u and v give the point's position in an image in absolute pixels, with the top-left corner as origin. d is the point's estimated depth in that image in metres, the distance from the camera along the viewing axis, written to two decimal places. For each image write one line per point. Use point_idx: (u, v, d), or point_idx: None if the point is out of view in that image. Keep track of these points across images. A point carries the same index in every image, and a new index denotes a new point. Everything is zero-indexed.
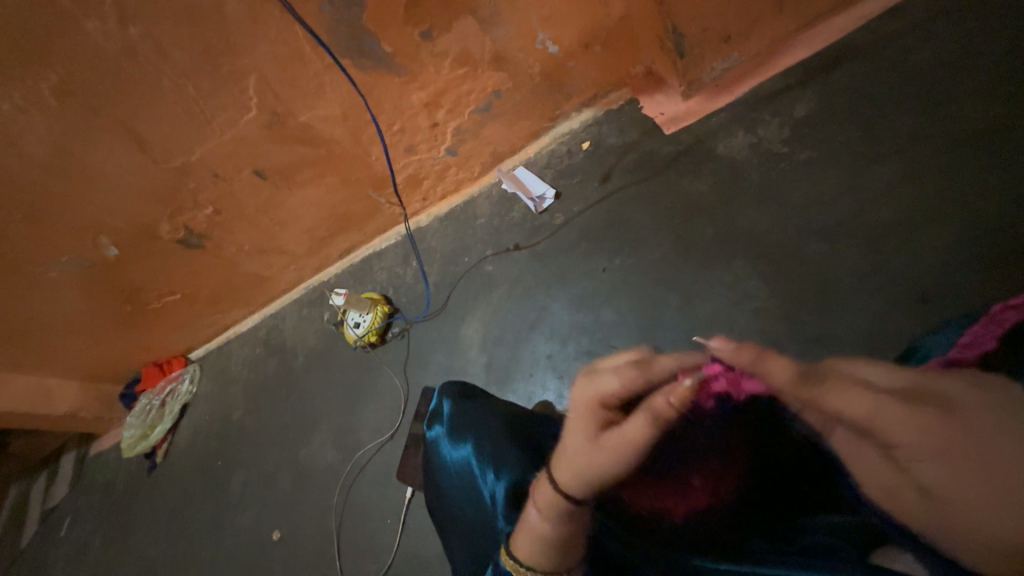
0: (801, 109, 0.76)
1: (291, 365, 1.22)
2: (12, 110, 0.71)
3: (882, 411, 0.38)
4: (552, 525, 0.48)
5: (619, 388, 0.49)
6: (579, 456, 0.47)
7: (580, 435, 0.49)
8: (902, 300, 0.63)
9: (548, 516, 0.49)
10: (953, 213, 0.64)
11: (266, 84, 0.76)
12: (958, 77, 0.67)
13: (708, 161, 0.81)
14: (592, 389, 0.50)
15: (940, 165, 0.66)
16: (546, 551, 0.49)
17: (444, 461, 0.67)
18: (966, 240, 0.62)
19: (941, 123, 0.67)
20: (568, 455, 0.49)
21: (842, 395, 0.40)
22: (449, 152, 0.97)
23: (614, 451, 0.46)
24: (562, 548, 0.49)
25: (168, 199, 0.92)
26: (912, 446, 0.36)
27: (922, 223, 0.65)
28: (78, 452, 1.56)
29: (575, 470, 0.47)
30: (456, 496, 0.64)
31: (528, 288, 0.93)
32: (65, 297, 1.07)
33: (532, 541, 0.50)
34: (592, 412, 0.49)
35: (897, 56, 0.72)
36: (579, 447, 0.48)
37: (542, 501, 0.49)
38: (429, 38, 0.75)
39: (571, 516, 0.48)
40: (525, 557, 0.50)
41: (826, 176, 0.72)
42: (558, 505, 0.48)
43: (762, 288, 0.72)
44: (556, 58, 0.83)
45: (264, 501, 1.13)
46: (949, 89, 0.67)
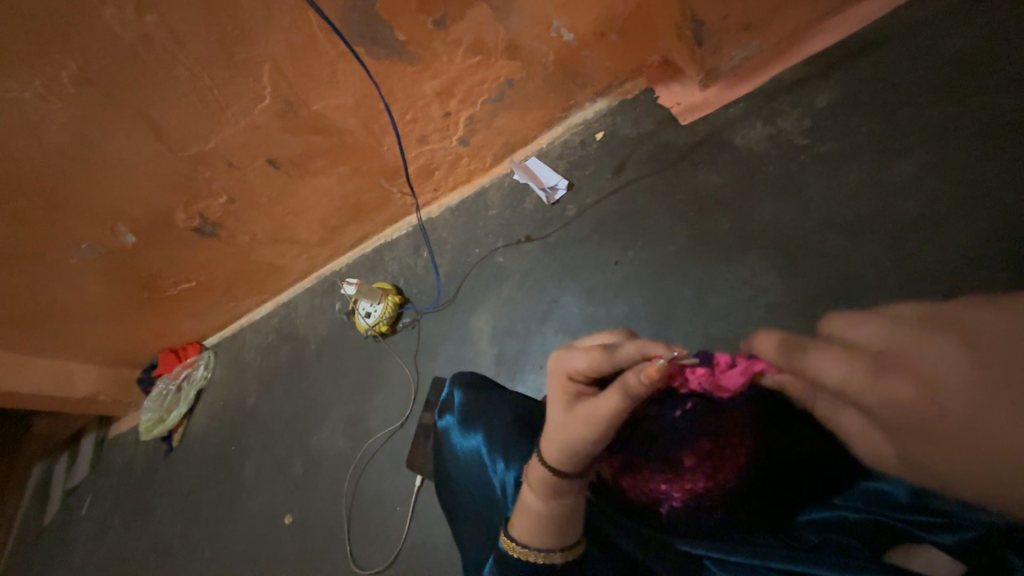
0: (824, 99, 0.74)
1: (304, 353, 1.24)
2: (33, 98, 0.71)
3: (852, 373, 0.44)
4: (543, 502, 0.50)
5: (588, 365, 0.47)
6: (558, 431, 0.48)
7: (558, 413, 0.49)
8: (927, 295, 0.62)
9: (537, 492, 0.50)
10: (983, 207, 0.61)
11: (280, 73, 0.76)
12: (993, 64, 0.64)
13: (725, 153, 0.80)
14: (564, 367, 0.50)
15: (969, 156, 0.63)
16: (540, 528, 0.50)
17: (453, 450, 0.67)
18: (997, 235, 0.60)
19: (971, 115, 0.64)
20: (550, 432, 0.50)
21: (823, 362, 0.47)
22: (462, 142, 0.96)
23: (587, 425, 0.46)
24: (556, 527, 0.50)
25: (184, 188, 0.93)
26: (885, 412, 0.41)
27: (946, 217, 0.63)
28: (97, 434, 1.61)
29: (556, 445, 0.48)
30: (466, 486, 0.65)
31: (540, 280, 0.93)
32: (84, 284, 1.10)
33: (528, 520, 0.51)
34: (566, 388, 0.49)
35: (927, 44, 0.69)
36: (558, 424, 0.49)
37: (533, 477, 0.51)
38: (442, 26, 0.74)
39: (561, 491, 0.49)
40: (521, 534, 0.51)
41: (847, 168, 0.70)
42: (546, 480, 0.49)
43: (779, 283, 0.71)
44: (572, 47, 0.81)
45: (276, 485, 1.16)
46: (980, 79, 0.65)
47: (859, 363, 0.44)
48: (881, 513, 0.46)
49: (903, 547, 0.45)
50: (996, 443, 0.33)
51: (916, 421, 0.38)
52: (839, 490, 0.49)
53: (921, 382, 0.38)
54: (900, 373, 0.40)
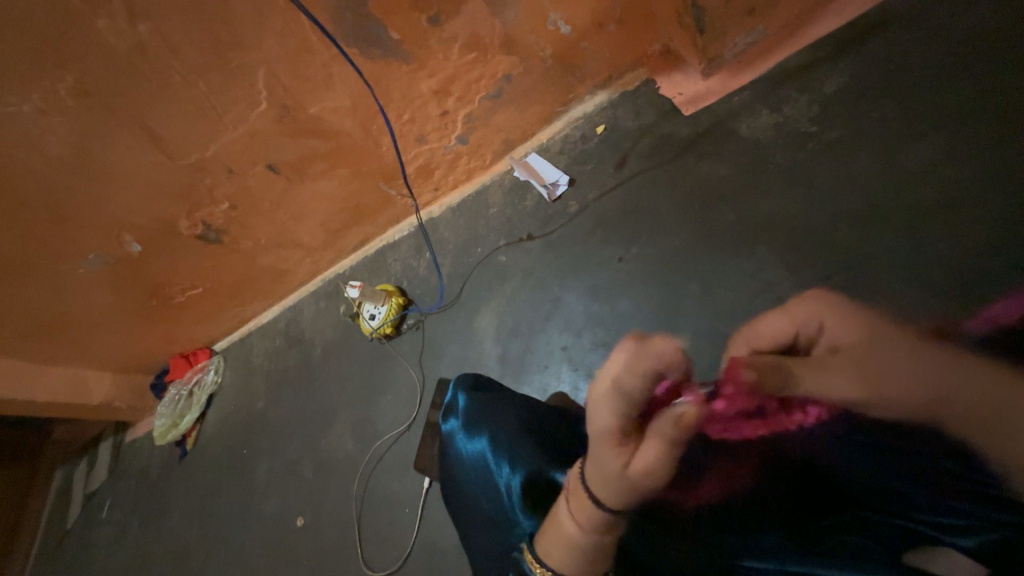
0: (832, 83, 0.72)
1: (310, 357, 1.24)
2: (33, 112, 0.71)
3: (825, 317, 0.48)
4: (588, 538, 0.48)
5: (619, 418, 0.42)
6: (615, 493, 0.45)
7: (608, 474, 0.44)
8: (938, 285, 0.60)
9: (581, 529, 0.48)
10: (1001, 192, 0.59)
11: (275, 77, 0.75)
12: (1011, 42, 0.62)
13: (729, 143, 0.78)
14: (600, 425, 0.43)
15: (986, 140, 0.61)
16: (581, 559, 0.49)
17: (459, 455, 0.67)
18: (1013, 219, 0.57)
19: (987, 96, 0.62)
20: (599, 492, 0.45)
21: (786, 315, 0.49)
22: (460, 141, 0.95)
23: (647, 480, 0.43)
24: (597, 557, 0.49)
25: (185, 195, 0.93)
26: (857, 347, 0.46)
27: (959, 205, 0.61)
28: (114, 439, 1.64)
29: (614, 505, 0.45)
30: (472, 490, 0.64)
31: (543, 278, 0.92)
32: (93, 293, 1.11)
33: (566, 550, 0.49)
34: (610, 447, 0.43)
35: (941, 22, 0.66)
36: (612, 485, 0.44)
37: (580, 521, 0.47)
38: (437, 24, 0.73)
39: (609, 529, 0.47)
40: (559, 566, 0.49)
41: (857, 154, 0.68)
42: (597, 520, 0.46)
43: (787, 276, 0.69)
44: (569, 38, 0.79)
45: (287, 488, 1.17)
46: (995, 58, 0.62)
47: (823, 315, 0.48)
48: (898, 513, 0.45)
49: (925, 551, 0.45)
50: (930, 355, 0.44)
51: (892, 348, 0.45)
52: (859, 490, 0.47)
53: (869, 324, 0.47)
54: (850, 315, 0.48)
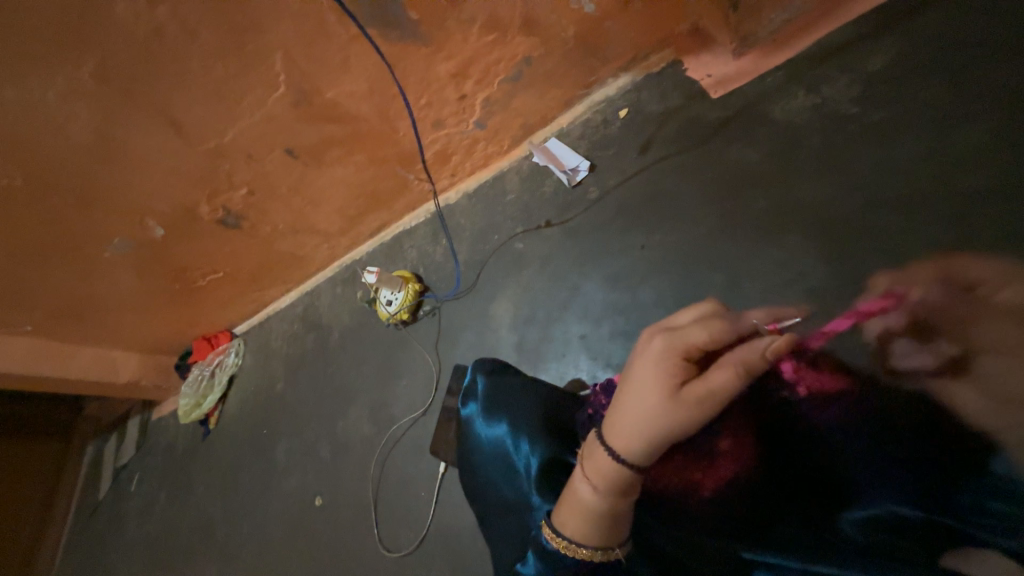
0: (874, 63, 0.68)
1: (328, 341, 1.26)
2: (57, 97, 0.72)
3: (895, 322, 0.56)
4: (604, 499, 0.50)
5: (707, 336, 0.48)
6: (657, 418, 0.48)
7: (659, 394, 0.48)
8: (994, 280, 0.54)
9: (597, 488, 0.50)
10: None
11: (293, 61, 0.74)
12: None
13: (760, 127, 0.75)
14: (677, 340, 0.49)
15: None
16: (596, 527, 0.50)
17: (477, 439, 0.67)
18: None
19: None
20: (639, 419, 0.49)
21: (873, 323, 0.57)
22: (478, 126, 0.93)
23: (701, 403, 0.47)
24: (612, 524, 0.50)
25: (206, 180, 0.94)
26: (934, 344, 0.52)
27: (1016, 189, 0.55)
28: (141, 417, 1.70)
29: (645, 436, 0.48)
30: (489, 475, 0.65)
31: (561, 266, 0.91)
32: (119, 276, 1.13)
33: (582, 516, 0.51)
34: (673, 365, 0.49)
35: None
36: (659, 408, 0.48)
37: (598, 477, 0.50)
38: (457, 3, 0.70)
39: (626, 489, 0.50)
40: (575, 532, 0.51)
41: (902, 137, 0.64)
42: (614, 472, 0.49)
43: (820, 266, 0.65)
44: (593, 18, 0.76)
45: (306, 468, 1.20)
46: None
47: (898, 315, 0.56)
48: (932, 513, 0.47)
49: (957, 554, 0.45)
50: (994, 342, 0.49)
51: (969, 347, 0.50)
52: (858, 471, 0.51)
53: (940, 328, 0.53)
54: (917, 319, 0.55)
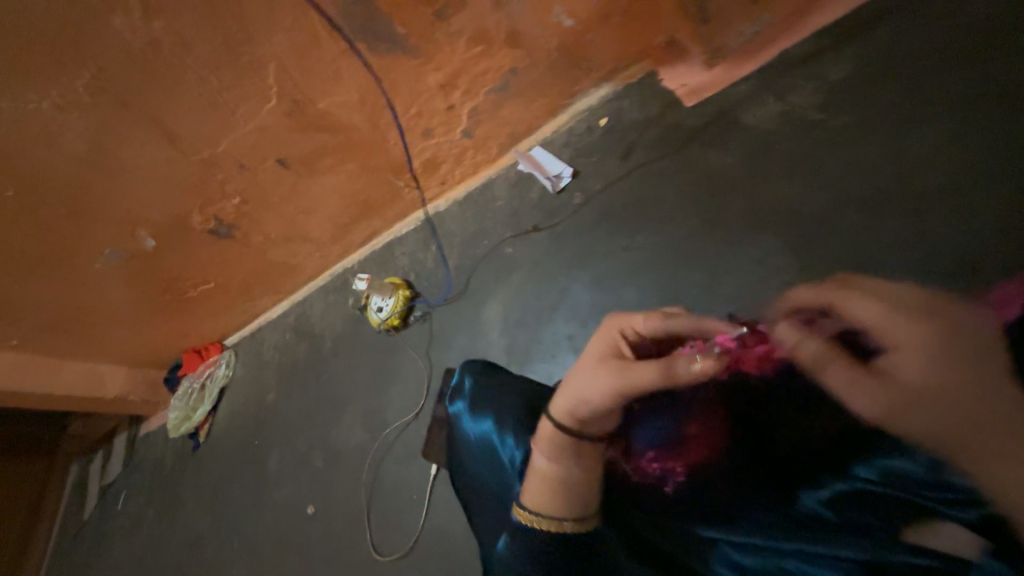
0: (837, 71, 0.72)
1: (320, 349, 1.26)
2: (51, 109, 0.73)
3: (886, 322, 0.41)
4: (546, 466, 0.56)
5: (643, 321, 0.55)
6: (576, 386, 0.54)
7: (588, 360, 0.55)
8: (946, 272, 0.59)
9: (541, 456, 0.56)
10: (1009, 177, 0.58)
11: (286, 73, 0.77)
12: (1015, 24, 0.61)
13: (734, 133, 0.78)
14: (617, 327, 0.56)
15: (989, 124, 0.60)
16: (548, 493, 0.55)
17: (464, 437, 0.68)
18: (1014, 204, 0.57)
19: (1000, 79, 0.61)
20: (568, 388, 0.55)
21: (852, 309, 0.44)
22: (466, 135, 0.96)
23: (612, 380, 0.51)
24: (558, 493, 0.54)
25: (198, 190, 0.95)
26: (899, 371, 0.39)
27: (964, 188, 0.60)
28: (129, 432, 1.67)
29: (568, 402, 0.55)
30: (478, 471, 0.66)
31: (549, 269, 0.93)
32: (108, 288, 1.14)
33: (532, 484, 0.57)
34: (604, 344, 0.56)
35: (948, 6, 0.66)
36: (587, 372, 0.54)
37: (539, 443, 0.57)
38: (443, 17, 0.74)
39: (561, 456, 0.55)
40: (527, 497, 0.57)
41: (870, 138, 0.68)
42: (547, 437, 0.56)
43: (792, 264, 0.69)
44: (574, 31, 0.80)
45: (298, 478, 1.19)
46: (1004, 42, 0.61)
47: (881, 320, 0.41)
48: (897, 488, 0.45)
49: (923, 525, 0.43)
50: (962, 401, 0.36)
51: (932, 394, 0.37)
52: (852, 461, 0.48)
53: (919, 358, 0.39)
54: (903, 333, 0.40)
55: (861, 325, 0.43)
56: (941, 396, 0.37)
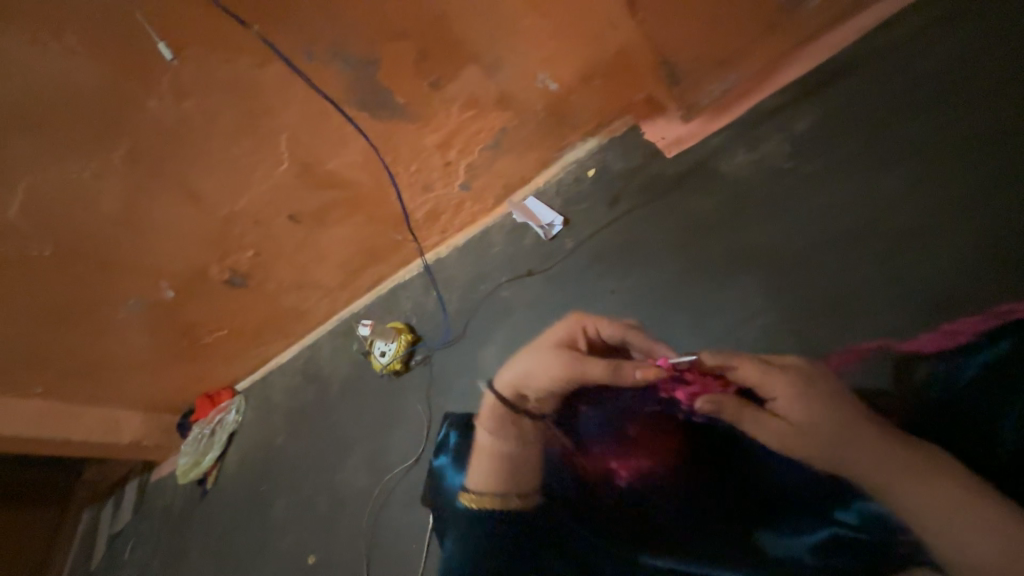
0: (803, 122, 0.78)
1: (326, 393, 1.29)
2: (90, 177, 0.82)
3: (773, 378, 0.56)
4: (490, 439, 0.67)
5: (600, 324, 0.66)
6: (529, 365, 0.66)
7: (546, 345, 0.66)
8: (931, 311, 0.62)
9: (486, 430, 0.68)
10: (975, 217, 0.62)
11: (297, 139, 0.85)
12: (958, 81, 0.68)
13: (712, 180, 0.83)
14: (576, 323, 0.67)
15: (943, 170, 0.66)
16: (485, 466, 0.66)
17: (447, 489, 0.69)
18: (986, 240, 0.61)
19: (945, 130, 0.67)
20: (520, 364, 0.67)
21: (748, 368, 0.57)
22: (464, 187, 1.03)
23: (559, 366, 0.63)
24: (495, 467, 0.65)
25: (217, 244, 1.03)
26: (795, 419, 0.53)
27: (932, 228, 0.65)
28: (140, 479, 1.69)
29: (517, 377, 0.67)
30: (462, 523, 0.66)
31: (542, 312, 0.96)
32: (130, 335, 1.20)
33: (478, 459, 0.67)
34: (563, 335, 0.66)
35: (894, 66, 0.72)
36: (548, 358, 0.65)
37: (488, 420, 0.68)
38: (438, 86, 0.82)
39: (501, 429, 0.67)
40: (471, 471, 0.67)
41: (834, 186, 0.72)
42: (495, 412, 0.68)
43: (773, 305, 0.72)
44: (558, 93, 0.87)
45: (302, 525, 1.19)
46: (943, 98, 0.68)
47: (779, 378, 0.55)
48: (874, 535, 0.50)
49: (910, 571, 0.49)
50: (863, 448, 0.50)
51: (842, 440, 0.51)
52: (831, 506, 0.53)
53: (811, 412, 0.53)
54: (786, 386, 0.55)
55: (748, 379, 0.56)
56: (807, 437, 0.53)
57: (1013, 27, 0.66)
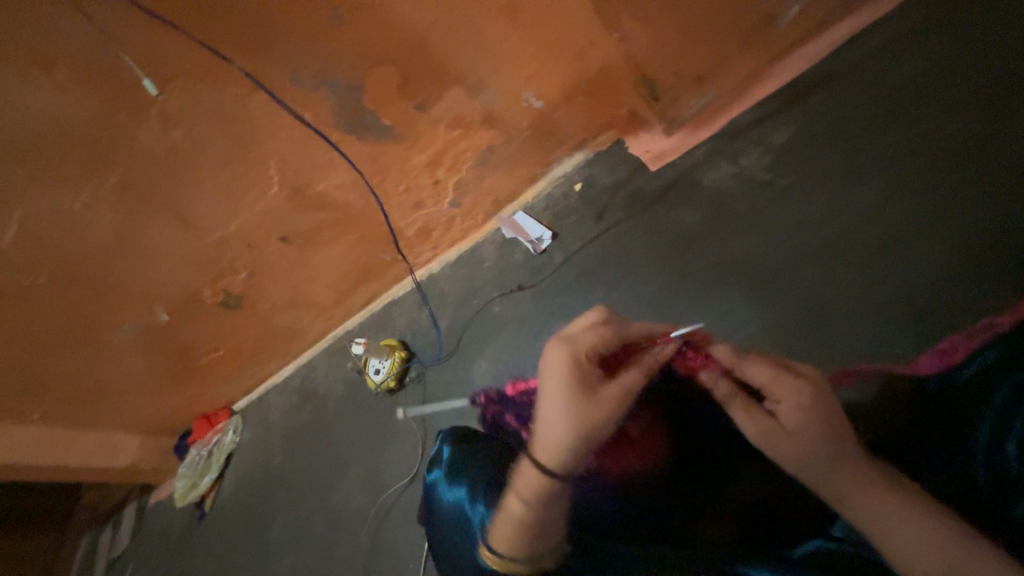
0: (781, 135, 0.81)
1: (322, 412, 1.29)
2: (81, 206, 0.83)
3: (781, 376, 0.53)
4: (532, 512, 0.53)
5: (597, 341, 0.57)
6: (578, 420, 0.53)
7: (582, 389, 0.53)
8: (898, 318, 0.68)
9: (526, 503, 0.53)
10: (942, 230, 0.68)
11: (286, 163, 0.86)
12: (925, 97, 0.73)
13: (696, 193, 0.86)
14: (574, 347, 0.56)
15: (915, 184, 0.71)
16: (530, 540, 0.53)
17: (438, 504, 0.69)
18: (954, 251, 0.67)
19: (915, 144, 0.72)
20: (559, 421, 0.53)
21: (757, 364, 0.55)
22: (453, 205, 1.04)
23: (612, 401, 0.53)
24: (544, 536, 0.54)
25: (209, 267, 1.04)
26: (788, 419, 0.52)
27: (904, 238, 0.70)
28: (138, 502, 1.67)
29: (566, 437, 0.53)
30: (452, 538, 0.65)
31: (533, 327, 0.98)
32: (126, 359, 1.20)
33: (517, 536, 0.53)
34: (580, 366, 0.55)
35: (865, 81, 0.77)
36: (573, 397, 0.53)
37: (527, 493, 0.53)
38: (423, 109, 0.83)
39: (549, 499, 0.53)
40: (508, 549, 0.54)
41: (812, 198, 0.77)
42: (541, 486, 0.53)
43: (758, 314, 0.76)
44: (543, 110, 0.88)
45: (300, 547, 1.19)
46: (909, 113, 0.73)
47: (785, 376, 0.53)
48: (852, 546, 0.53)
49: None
50: (831, 458, 0.50)
51: (824, 446, 0.51)
52: (825, 522, 0.56)
53: (807, 415, 0.51)
54: (792, 383, 0.53)
55: (755, 377, 0.55)
56: (793, 441, 0.51)
57: (966, 51, 0.71)
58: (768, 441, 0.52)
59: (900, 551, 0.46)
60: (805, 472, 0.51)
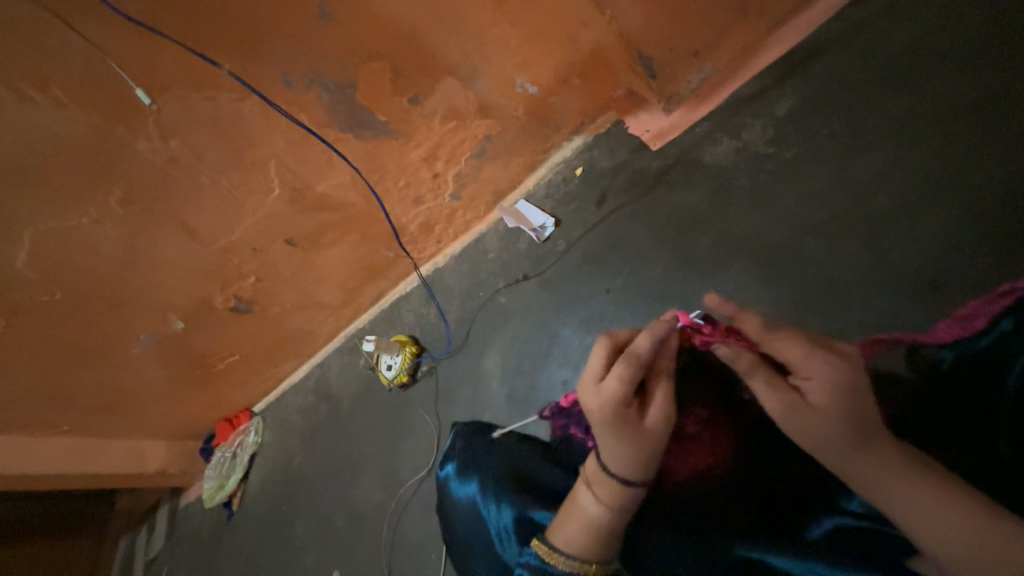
0: (784, 106, 0.79)
1: (339, 410, 1.31)
2: (89, 223, 0.84)
3: (812, 354, 0.50)
4: (606, 512, 0.55)
5: (624, 388, 0.53)
6: (641, 450, 0.53)
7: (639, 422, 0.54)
8: (909, 289, 0.66)
9: (601, 504, 0.55)
10: (953, 196, 0.66)
11: (284, 166, 0.87)
12: (936, 55, 0.69)
13: (698, 172, 0.84)
14: (614, 395, 0.53)
15: (926, 149, 0.69)
16: (602, 538, 0.55)
17: (452, 500, 0.70)
18: (968, 217, 0.65)
19: (926, 107, 0.69)
20: (626, 453, 0.54)
21: (789, 342, 0.51)
22: (454, 197, 1.03)
23: (666, 417, 0.54)
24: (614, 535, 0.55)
25: (218, 275, 1.05)
26: (816, 397, 0.50)
27: (917, 206, 0.68)
28: (169, 504, 1.73)
29: (635, 460, 0.54)
30: (468, 532, 0.67)
31: (540, 316, 0.98)
32: (146, 369, 1.23)
33: (587, 532, 0.55)
34: (625, 405, 0.53)
35: (869, 45, 0.74)
36: (634, 427, 0.53)
37: (607, 497, 0.55)
38: (417, 103, 0.82)
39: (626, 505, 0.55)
40: (576, 545, 0.55)
41: (818, 170, 0.75)
42: (620, 495, 0.54)
43: (765, 292, 0.75)
44: (538, 96, 0.87)
45: (325, 542, 1.22)
46: (917, 74, 0.70)
47: (819, 354, 0.50)
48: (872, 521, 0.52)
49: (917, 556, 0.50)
50: (850, 438, 0.49)
51: (846, 428, 0.49)
52: (840, 496, 0.54)
53: (836, 394, 0.49)
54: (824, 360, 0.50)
55: (788, 355, 0.52)
56: (815, 421, 0.50)
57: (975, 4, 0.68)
58: (790, 419, 0.51)
59: (909, 524, 0.47)
60: (824, 452, 0.51)
